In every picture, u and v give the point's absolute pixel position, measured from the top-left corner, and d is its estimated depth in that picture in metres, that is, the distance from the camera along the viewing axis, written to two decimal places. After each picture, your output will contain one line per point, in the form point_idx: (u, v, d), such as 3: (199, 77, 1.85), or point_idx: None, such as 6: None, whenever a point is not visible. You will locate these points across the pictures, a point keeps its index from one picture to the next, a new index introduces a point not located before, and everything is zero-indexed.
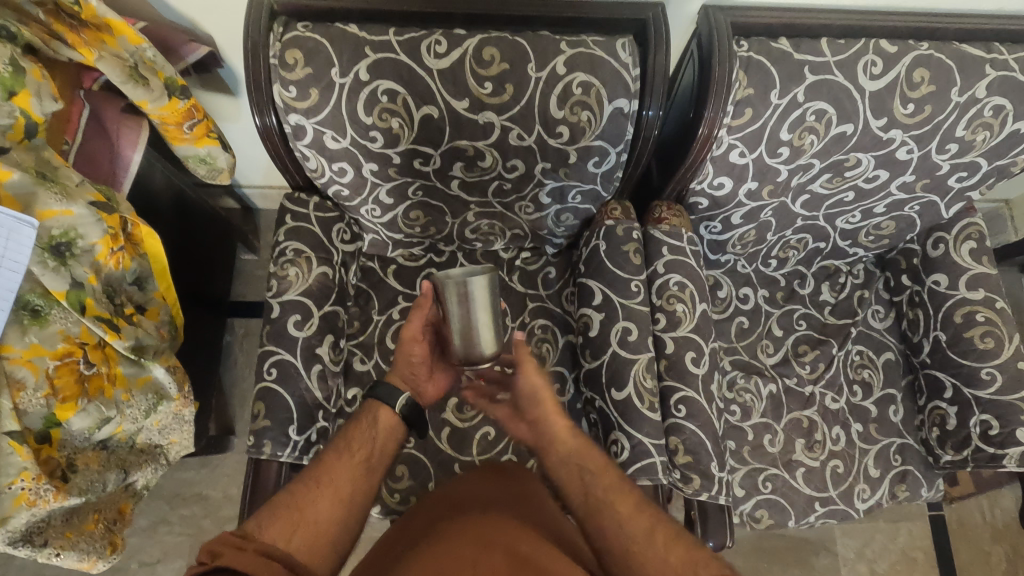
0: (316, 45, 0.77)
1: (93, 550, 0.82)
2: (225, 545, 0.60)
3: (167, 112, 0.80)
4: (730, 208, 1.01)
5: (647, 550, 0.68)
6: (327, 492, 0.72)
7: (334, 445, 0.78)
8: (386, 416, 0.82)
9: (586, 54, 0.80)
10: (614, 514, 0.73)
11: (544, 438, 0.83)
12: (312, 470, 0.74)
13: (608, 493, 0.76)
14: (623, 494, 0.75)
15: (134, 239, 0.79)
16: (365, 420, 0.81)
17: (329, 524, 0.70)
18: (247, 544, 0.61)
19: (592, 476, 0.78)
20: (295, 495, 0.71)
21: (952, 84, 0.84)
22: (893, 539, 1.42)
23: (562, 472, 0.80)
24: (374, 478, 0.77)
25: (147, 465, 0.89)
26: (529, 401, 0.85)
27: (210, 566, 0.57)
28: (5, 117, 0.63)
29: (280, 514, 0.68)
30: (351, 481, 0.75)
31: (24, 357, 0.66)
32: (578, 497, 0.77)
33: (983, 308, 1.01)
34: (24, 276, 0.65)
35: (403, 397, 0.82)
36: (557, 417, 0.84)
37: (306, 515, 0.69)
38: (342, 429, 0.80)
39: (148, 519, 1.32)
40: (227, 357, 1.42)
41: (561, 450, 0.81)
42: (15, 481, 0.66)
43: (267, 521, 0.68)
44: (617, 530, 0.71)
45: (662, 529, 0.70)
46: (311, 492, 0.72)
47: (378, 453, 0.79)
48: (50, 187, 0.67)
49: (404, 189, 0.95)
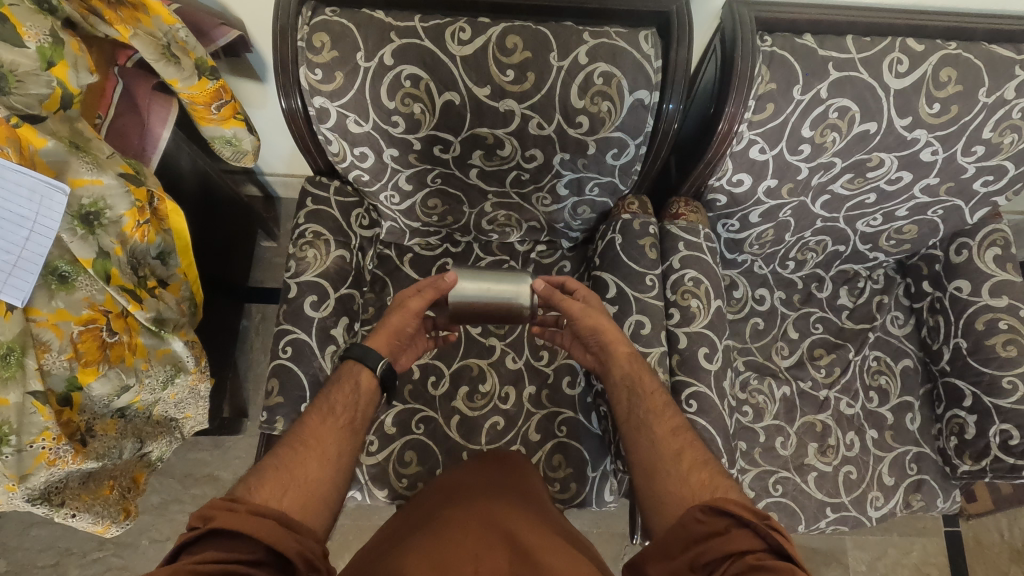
0: (343, 29, 0.79)
1: (106, 513, 0.84)
2: (216, 509, 0.58)
3: (196, 91, 0.82)
4: (748, 206, 1.00)
5: (671, 468, 0.72)
6: (314, 455, 0.71)
7: (317, 407, 0.76)
8: (366, 378, 0.81)
9: (608, 44, 0.80)
10: (651, 430, 0.77)
11: (605, 365, 0.86)
12: (296, 434, 0.73)
13: (649, 415, 0.79)
14: (665, 418, 0.78)
15: (160, 213, 0.81)
16: (346, 384, 0.80)
17: (318, 483, 0.68)
18: (238, 505, 0.59)
19: (640, 398, 0.81)
20: (283, 458, 0.69)
21: (980, 84, 0.83)
22: (907, 554, 1.39)
23: (616, 392, 0.83)
24: (357, 440, 0.76)
25: (161, 437, 0.91)
26: (590, 336, 0.87)
27: (205, 529, 0.56)
28: (42, 87, 0.65)
29: (268, 475, 0.66)
30: (337, 443, 0.73)
31: (50, 320, 0.68)
32: (622, 413, 0.81)
33: (1006, 315, 0.99)
34: (53, 242, 0.67)
35: (382, 361, 0.81)
36: (619, 344, 0.86)
37: (295, 475, 0.67)
38: (322, 394, 0.79)
39: (160, 497, 1.34)
40: (243, 342, 1.44)
41: (618, 373, 0.84)
42: (36, 440, 0.68)
43: (256, 483, 0.65)
44: (650, 448, 0.75)
45: (690, 453, 0.73)
46: (298, 454, 0.70)
47: (360, 417, 0.78)
48: (82, 156, 0.69)
49: (423, 176, 0.96)
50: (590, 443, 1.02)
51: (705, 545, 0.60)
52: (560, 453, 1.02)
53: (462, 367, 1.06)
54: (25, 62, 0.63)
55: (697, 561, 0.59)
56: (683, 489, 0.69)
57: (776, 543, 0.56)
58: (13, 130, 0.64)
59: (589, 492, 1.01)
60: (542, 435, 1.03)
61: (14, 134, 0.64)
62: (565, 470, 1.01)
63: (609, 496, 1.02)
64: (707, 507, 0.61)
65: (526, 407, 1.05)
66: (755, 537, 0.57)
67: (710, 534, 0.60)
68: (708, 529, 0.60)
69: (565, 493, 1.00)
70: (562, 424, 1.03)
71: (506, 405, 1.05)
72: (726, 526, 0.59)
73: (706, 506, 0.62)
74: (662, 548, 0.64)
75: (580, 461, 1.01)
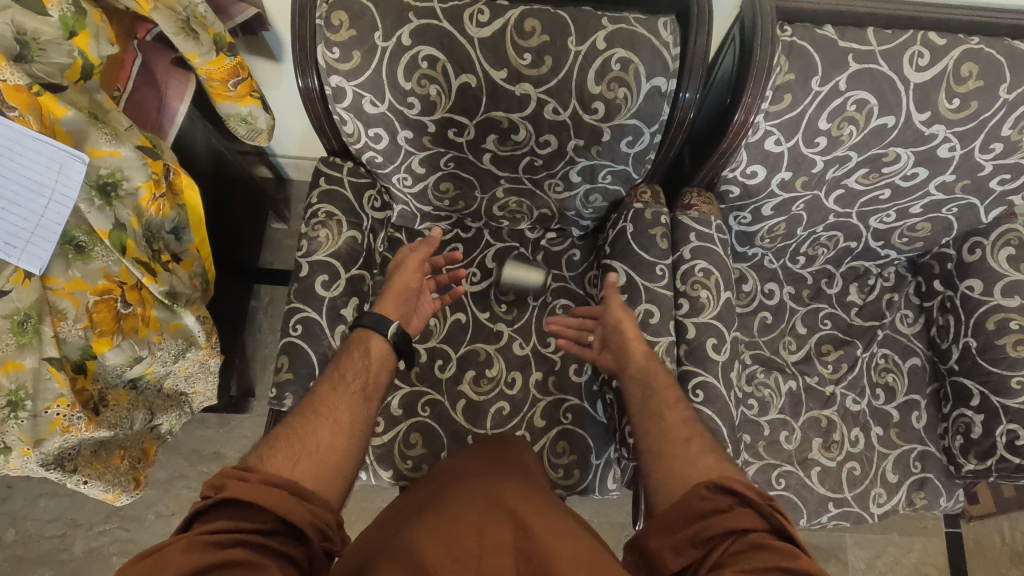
0: (362, 9, 0.79)
1: (116, 482, 0.85)
2: (228, 478, 0.58)
3: (213, 67, 0.82)
4: (761, 198, 1.00)
5: (675, 452, 0.72)
6: (326, 423, 0.71)
7: (328, 377, 0.77)
8: (377, 343, 0.83)
9: (627, 31, 0.80)
10: (656, 418, 0.77)
11: (621, 361, 0.87)
12: (309, 404, 0.73)
13: (661, 405, 0.79)
14: (674, 407, 0.78)
15: (175, 188, 0.81)
16: (356, 351, 0.81)
17: (332, 450, 0.69)
18: (250, 475, 0.59)
19: (650, 389, 0.81)
20: (296, 427, 0.70)
21: (1001, 80, 0.82)
22: (907, 553, 1.39)
23: (630, 384, 0.84)
24: (371, 406, 0.77)
25: (172, 411, 0.92)
26: (614, 332, 0.90)
27: (217, 499, 0.56)
28: (64, 56, 0.66)
29: (281, 445, 0.67)
30: (350, 411, 0.74)
31: (66, 289, 0.69)
32: (632, 403, 0.81)
33: (1017, 315, 0.98)
34: (71, 211, 0.68)
35: (393, 325, 0.83)
36: (637, 343, 0.87)
37: (307, 445, 0.68)
38: (334, 364, 0.79)
39: (166, 472, 1.35)
40: (251, 322, 1.45)
41: (634, 368, 0.85)
42: (51, 406, 0.68)
43: (268, 453, 0.65)
44: (657, 434, 0.75)
45: (697, 440, 0.73)
46: (310, 424, 0.70)
47: (373, 382, 0.79)
48: (101, 127, 0.70)
49: (436, 159, 0.96)
50: (594, 430, 1.03)
51: (707, 522, 0.60)
52: (564, 440, 1.02)
53: (469, 351, 1.07)
54: (48, 31, 0.64)
55: (698, 538, 0.60)
56: (687, 470, 0.69)
57: (777, 524, 0.58)
58: (35, 98, 0.65)
59: (592, 480, 1.02)
60: (547, 421, 1.04)
61: (35, 102, 0.65)
62: (569, 456, 1.02)
63: (612, 484, 1.03)
64: (712, 485, 0.62)
65: (532, 392, 1.05)
66: (756, 517, 0.58)
67: (711, 512, 0.60)
68: (710, 506, 0.61)
69: (568, 479, 1.01)
70: (567, 411, 1.04)
71: (512, 390, 1.05)
72: (730, 504, 0.60)
73: (709, 483, 0.62)
74: (662, 523, 0.64)
75: (584, 448, 1.02)
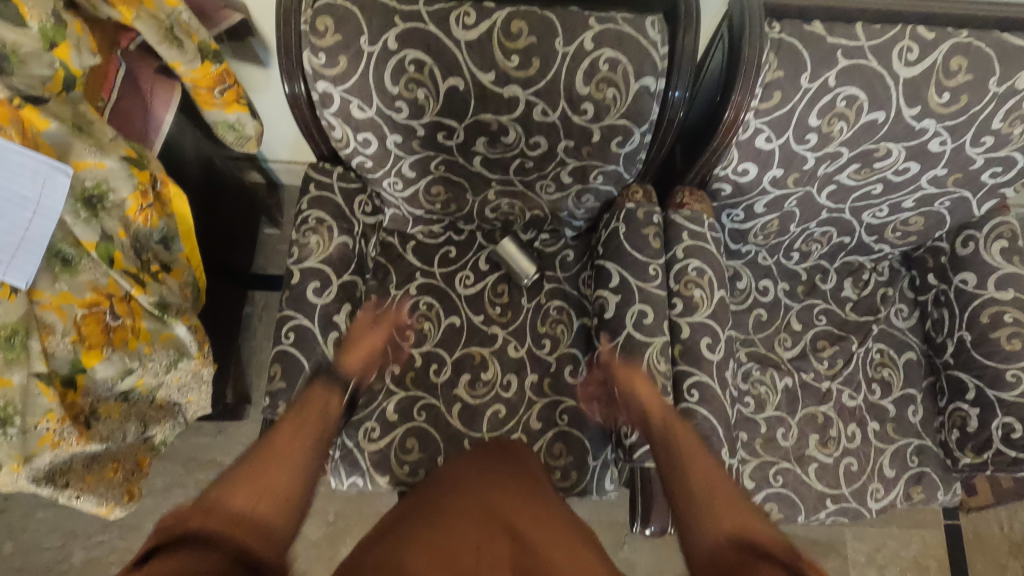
0: (347, 12, 0.78)
1: (109, 497, 0.83)
2: (176, 521, 0.56)
3: (198, 75, 0.81)
4: (753, 196, 0.99)
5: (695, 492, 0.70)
6: (284, 463, 0.69)
7: (292, 416, 0.75)
8: (334, 400, 0.82)
9: (614, 30, 0.80)
10: (680, 459, 0.75)
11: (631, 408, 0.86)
12: (266, 442, 0.71)
13: (680, 449, 0.77)
14: (696, 451, 0.76)
15: (163, 198, 0.81)
16: (318, 400, 0.80)
17: (290, 487, 0.66)
18: (208, 519, 0.58)
19: (666, 435, 0.80)
20: (260, 463, 0.67)
21: (991, 73, 0.81)
22: (906, 546, 1.40)
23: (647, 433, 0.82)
24: (325, 448, 0.75)
25: (166, 422, 0.90)
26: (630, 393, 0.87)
27: (179, 536, 0.54)
28: (45, 68, 0.65)
29: (242, 483, 0.64)
30: (305, 451, 0.72)
31: (53, 302, 0.69)
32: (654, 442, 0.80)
33: (1011, 308, 0.98)
34: (57, 224, 0.68)
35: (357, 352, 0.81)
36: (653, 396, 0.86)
37: (269, 483, 0.65)
38: (288, 413, 0.76)
39: (164, 481, 1.35)
40: (246, 328, 1.45)
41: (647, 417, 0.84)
42: (40, 421, 0.68)
43: (230, 488, 0.63)
44: (673, 470, 0.74)
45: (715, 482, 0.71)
46: (270, 467, 0.67)
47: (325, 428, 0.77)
48: (85, 139, 0.69)
49: (426, 162, 0.96)
50: (591, 431, 1.03)
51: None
52: (561, 441, 1.02)
53: (464, 355, 1.07)
54: (28, 43, 0.63)
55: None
56: (695, 505, 0.68)
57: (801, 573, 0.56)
58: (16, 111, 0.64)
59: (589, 481, 1.02)
60: (543, 423, 1.03)
61: (16, 115, 0.64)
62: (566, 458, 1.01)
63: (610, 485, 1.03)
64: (736, 543, 0.61)
65: (528, 395, 1.05)
66: (779, 568, 0.56)
67: (732, 565, 0.59)
68: (733, 563, 0.59)
69: (565, 481, 1.01)
70: (563, 413, 1.04)
71: (507, 393, 1.05)
72: (748, 559, 0.59)
73: (739, 543, 0.61)
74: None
75: (580, 449, 1.02)
